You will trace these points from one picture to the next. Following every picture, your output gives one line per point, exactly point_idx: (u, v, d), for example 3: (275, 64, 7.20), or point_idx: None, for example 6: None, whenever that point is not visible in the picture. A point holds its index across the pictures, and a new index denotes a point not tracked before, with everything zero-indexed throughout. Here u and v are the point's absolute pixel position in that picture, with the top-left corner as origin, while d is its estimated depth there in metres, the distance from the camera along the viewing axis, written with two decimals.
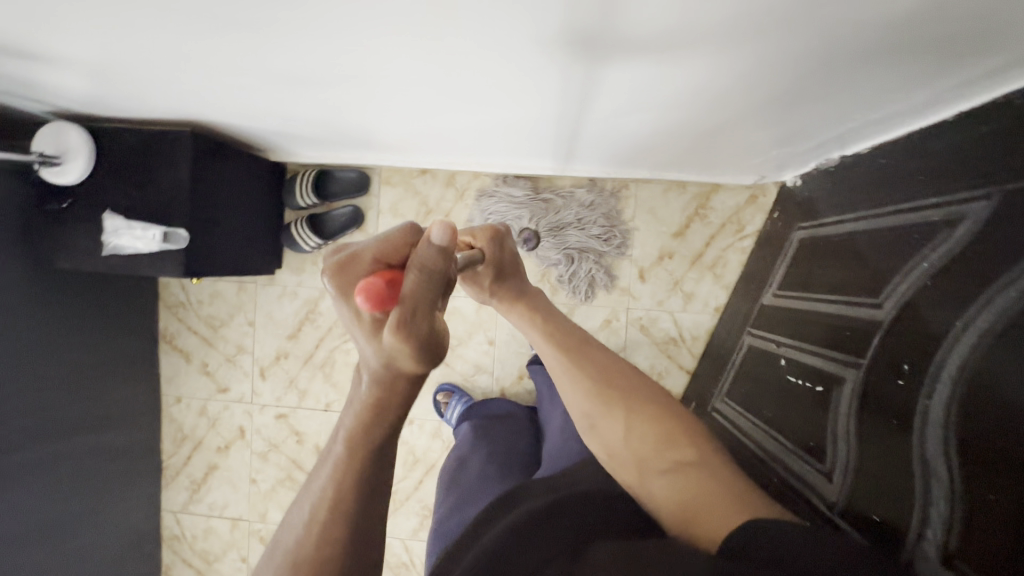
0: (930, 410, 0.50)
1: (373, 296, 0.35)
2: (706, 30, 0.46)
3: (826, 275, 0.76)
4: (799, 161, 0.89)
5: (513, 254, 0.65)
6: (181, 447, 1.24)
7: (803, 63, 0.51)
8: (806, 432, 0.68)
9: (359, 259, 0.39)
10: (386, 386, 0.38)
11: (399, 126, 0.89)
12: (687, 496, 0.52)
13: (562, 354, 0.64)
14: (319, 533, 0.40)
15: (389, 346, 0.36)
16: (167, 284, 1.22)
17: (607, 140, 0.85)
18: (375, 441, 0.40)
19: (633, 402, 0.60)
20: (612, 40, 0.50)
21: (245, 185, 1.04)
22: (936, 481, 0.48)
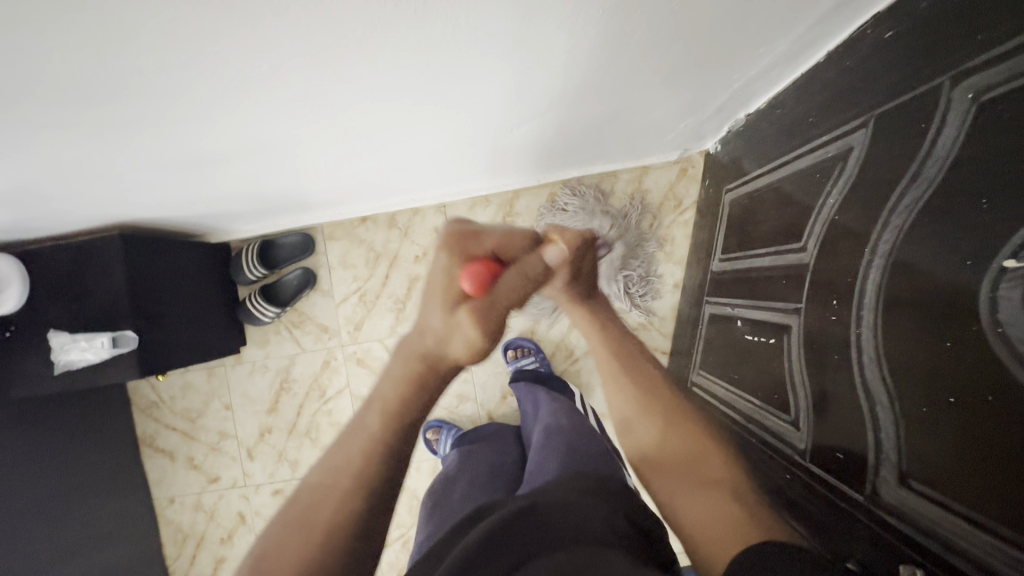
0: (862, 338, 0.51)
1: (480, 282, 0.43)
2: (557, 32, 0.49)
3: (757, 230, 0.78)
4: (712, 127, 0.92)
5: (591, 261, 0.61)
6: (184, 548, 1.20)
7: (662, 41, 0.54)
8: (769, 386, 0.69)
9: (479, 243, 0.46)
10: (431, 364, 0.46)
11: (324, 182, 0.90)
12: (699, 518, 0.47)
13: (613, 359, 0.62)
14: (336, 504, 0.43)
15: (462, 321, 0.44)
16: (136, 387, 1.21)
17: (524, 148, 0.88)
18: (410, 407, 0.46)
19: (676, 412, 0.56)
20: (480, 58, 0.53)
21: (188, 272, 1.04)
22: (879, 403, 0.49)
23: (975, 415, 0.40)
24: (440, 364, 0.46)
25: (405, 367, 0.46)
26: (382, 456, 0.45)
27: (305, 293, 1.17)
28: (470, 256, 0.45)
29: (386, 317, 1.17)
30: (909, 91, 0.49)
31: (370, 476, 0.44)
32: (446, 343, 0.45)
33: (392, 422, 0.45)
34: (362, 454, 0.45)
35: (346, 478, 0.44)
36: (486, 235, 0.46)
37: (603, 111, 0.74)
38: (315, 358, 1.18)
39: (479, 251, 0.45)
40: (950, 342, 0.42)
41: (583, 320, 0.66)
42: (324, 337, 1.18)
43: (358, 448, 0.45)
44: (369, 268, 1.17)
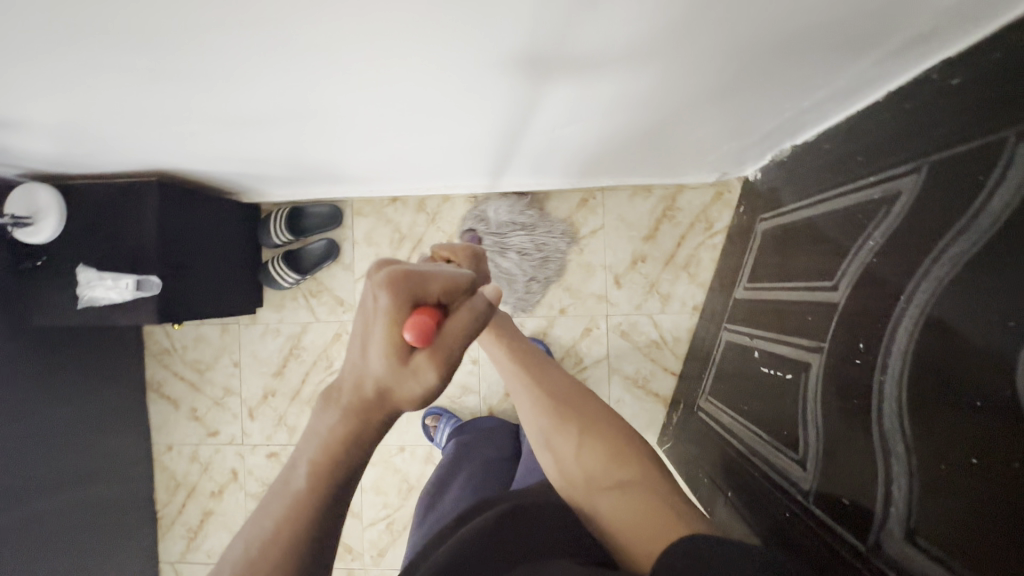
0: (885, 385, 0.50)
1: (426, 340, 0.37)
2: (615, 41, 0.49)
3: (788, 263, 0.77)
4: (755, 154, 0.92)
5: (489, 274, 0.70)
6: (175, 496, 1.23)
7: (718, 61, 0.53)
8: (778, 422, 0.68)
9: (426, 290, 0.39)
10: (365, 412, 0.41)
11: (360, 157, 0.90)
12: (622, 520, 0.50)
13: (521, 372, 0.63)
14: (270, 560, 0.40)
15: (414, 375, 0.38)
16: (151, 331, 1.23)
17: (561, 151, 0.88)
18: (341, 463, 0.42)
19: (589, 419, 0.58)
20: (532, 57, 0.53)
21: (217, 229, 1.06)
22: (894, 452, 0.48)
23: (995, 481, 0.39)
24: (376, 412, 0.41)
25: (338, 423, 0.41)
26: (316, 510, 0.42)
27: (326, 264, 1.18)
28: (418, 297, 0.39)
29: None
30: (966, 142, 0.48)
31: (301, 532, 0.41)
32: (393, 391, 0.39)
33: (321, 482, 0.42)
34: (289, 515, 0.41)
35: (272, 547, 0.41)
36: (433, 275, 0.39)
37: (648, 125, 0.74)
38: (327, 329, 1.19)
39: (424, 293, 0.39)
40: (979, 406, 0.41)
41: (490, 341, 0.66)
42: (338, 309, 1.19)
43: (281, 512, 0.42)
44: (392, 249, 1.17)
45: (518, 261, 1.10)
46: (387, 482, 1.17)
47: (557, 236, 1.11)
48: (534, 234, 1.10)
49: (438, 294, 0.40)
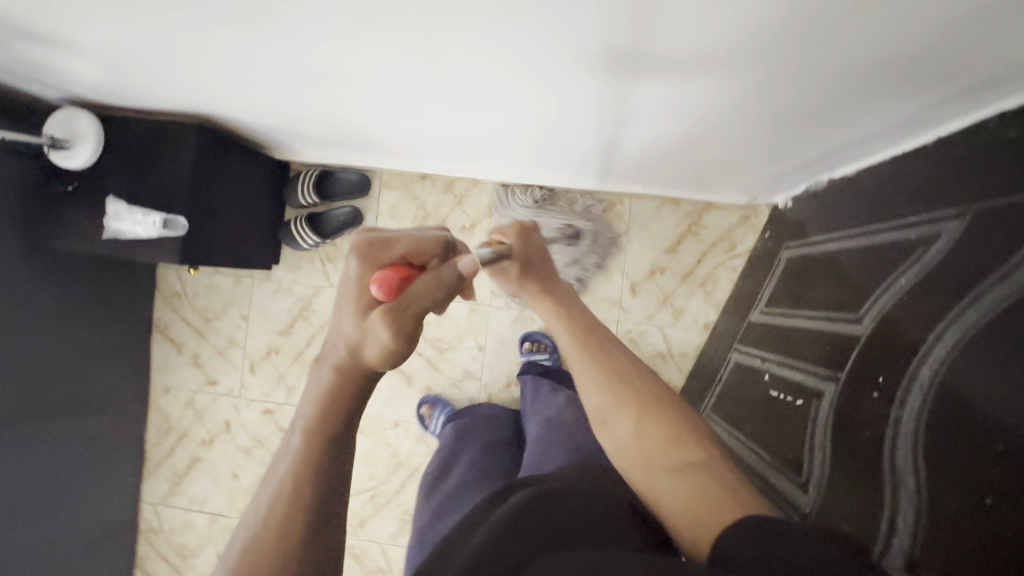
0: (901, 419, 0.51)
1: (386, 289, 0.44)
2: (720, 59, 0.51)
3: (811, 293, 0.77)
4: (788, 182, 0.93)
5: (541, 250, 0.71)
6: (166, 438, 1.23)
7: (803, 86, 0.55)
8: (782, 445, 0.68)
9: (389, 251, 0.48)
10: (347, 370, 0.45)
11: (401, 128, 0.91)
12: (679, 500, 0.51)
13: (580, 351, 0.65)
14: (287, 509, 0.41)
15: (374, 325, 0.44)
16: (164, 273, 1.23)
17: (604, 150, 0.88)
18: (338, 412, 0.44)
19: (645, 400, 0.60)
20: (633, 65, 0.55)
21: (246, 180, 1.06)
22: (903, 484, 0.49)
23: (988, 521, 0.41)
24: (359, 370, 0.45)
25: (327, 379, 0.45)
26: (320, 456, 0.43)
27: (347, 231, 1.18)
28: (385, 259, 0.48)
29: None
30: (1012, 195, 0.49)
31: (309, 483, 0.42)
32: (361, 348, 0.44)
33: (320, 432, 0.43)
34: (294, 466, 0.42)
35: (285, 499, 0.41)
36: (398, 240, 0.49)
37: (711, 139, 0.75)
38: None
39: (390, 256, 0.48)
40: (1002, 449, 0.41)
41: (549, 314, 0.69)
42: None
43: (285, 467, 0.42)
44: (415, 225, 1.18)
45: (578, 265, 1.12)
46: (377, 455, 1.17)
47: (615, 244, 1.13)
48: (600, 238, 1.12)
49: (403, 258, 0.49)
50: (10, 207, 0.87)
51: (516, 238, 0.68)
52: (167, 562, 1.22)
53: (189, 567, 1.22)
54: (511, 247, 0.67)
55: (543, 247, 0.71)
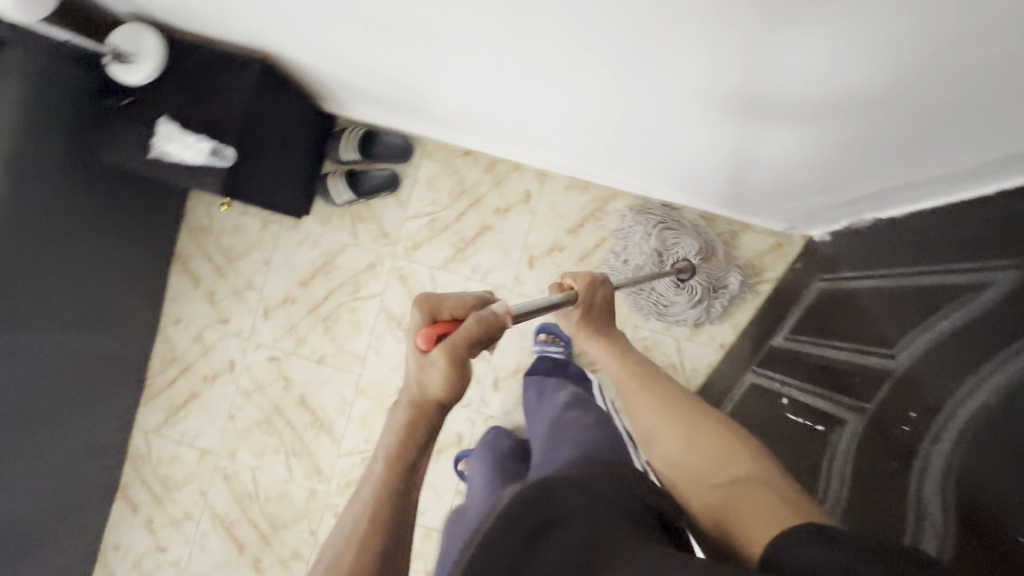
0: (933, 454, 0.50)
1: (431, 336, 0.48)
2: (825, 94, 0.57)
3: (841, 323, 0.78)
4: (830, 216, 0.94)
5: (606, 301, 0.81)
6: (169, 368, 1.23)
7: (895, 133, 0.60)
8: (800, 467, 0.70)
9: (441, 302, 0.52)
10: (416, 403, 0.48)
11: (461, 95, 0.91)
12: (723, 508, 0.51)
13: (632, 380, 0.73)
14: (370, 535, 0.44)
15: (433, 365, 0.47)
16: (194, 206, 1.23)
17: (663, 151, 0.90)
18: (414, 445, 0.47)
19: (695, 421, 0.63)
20: (746, 92, 0.62)
21: (294, 126, 1.06)
22: (929, 517, 0.47)
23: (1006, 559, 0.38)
24: (426, 405, 0.48)
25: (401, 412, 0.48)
26: (397, 491, 0.45)
27: (382, 193, 1.18)
28: (436, 311, 0.52)
29: (445, 249, 1.17)
30: None
31: (387, 508, 0.45)
32: (425, 385, 0.48)
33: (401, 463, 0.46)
34: (374, 499, 0.45)
35: (365, 523, 0.44)
36: (448, 295, 0.53)
37: (794, 173, 0.81)
38: (363, 256, 1.19)
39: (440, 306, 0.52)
40: None
41: (604, 352, 0.78)
42: (380, 241, 1.19)
43: (367, 497, 0.45)
44: (451, 199, 1.17)
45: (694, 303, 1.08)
46: (375, 419, 1.17)
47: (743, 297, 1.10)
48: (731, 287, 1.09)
49: (452, 309, 0.53)
50: (62, 112, 0.87)
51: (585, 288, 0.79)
52: (150, 490, 1.22)
53: (170, 499, 1.22)
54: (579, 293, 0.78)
55: (610, 301, 0.81)
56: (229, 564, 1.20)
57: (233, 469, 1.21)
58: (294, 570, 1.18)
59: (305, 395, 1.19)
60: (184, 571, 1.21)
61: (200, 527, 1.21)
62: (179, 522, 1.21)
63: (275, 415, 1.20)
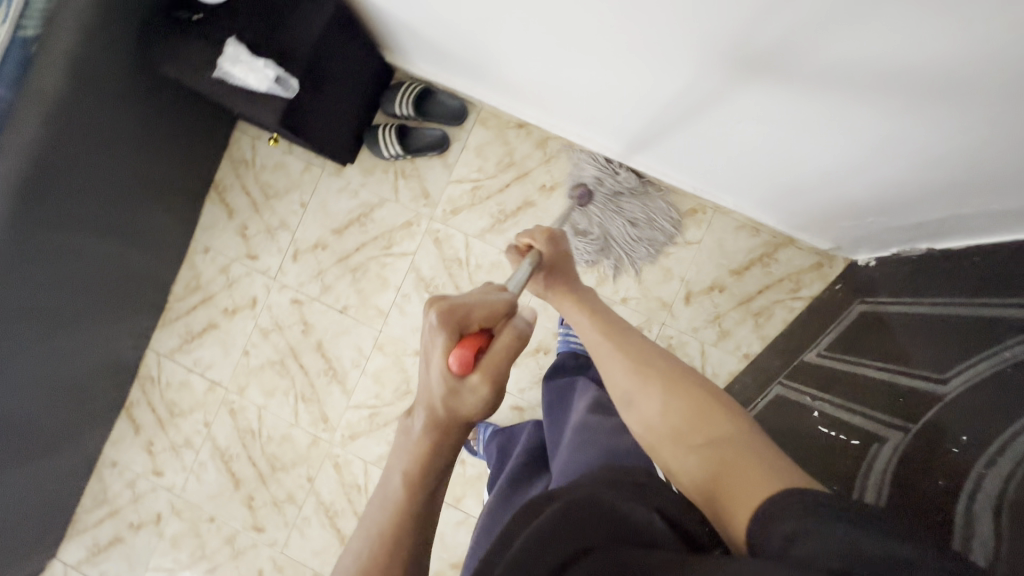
0: (986, 476, 0.49)
1: (468, 360, 0.50)
2: (853, 66, 0.61)
3: (886, 347, 0.78)
4: (880, 242, 0.93)
5: (567, 254, 0.84)
6: (191, 296, 1.23)
7: (924, 113, 0.62)
8: (826, 477, 0.69)
9: (466, 318, 0.53)
10: (442, 423, 0.51)
11: (533, 61, 0.92)
12: (709, 476, 0.52)
13: (604, 336, 0.72)
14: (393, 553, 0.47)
15: (470, 388, 0.50)
16: (239, 138, 1.22)
17: (704, 143, 0.93)
18: (436, 464, 0.50)
19: (670, 377, 0.63)
20: (779, 68, 0.67)
21: (358, 71, 1.04)
22: (977, 534, 0.46)
23: None
24: (455, 424, 0.51)
25: (426, 432, 0.51)
26: (415, 512, 0.49)
27: (429, 153, 1.16)
28: (464, 329, 0.53)
29: (484, 217, 1.16)
30: None
31: (406, 527, 0.48)
32: (457, 408, 0.50)
33: (418, 486, 0.49)
34: (392, 525, 0.48)
35: (385, 542, 0.47)
36: (474, 310, 0.54)
37: (834, 177, 0.83)
38: (401, 213, 1.18)
39: (466, 322, 0.53)
40: None
41: (574, 308, 0.79)
42: (420, 200, 1.18)
43: (385, 523, 0.48)
44: (497, 170, 1.16)
45: (622, 227, 1.11)
46: (389, 376, 1.17)
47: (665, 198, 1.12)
48: (646, 203, 1.11)
49: (478, 324, 0.54)
50: (132, 18, 0.86)
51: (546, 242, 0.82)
52: (155, 413, 1.23)
53: (173, 425, 1.22)
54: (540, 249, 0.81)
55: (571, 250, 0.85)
56: (222, 497, 1.20)
57: (240, 405, 1.22)
58: (285, 512, 1.18)
59: (322, 343, 1.18)
60: (177, 498, 1.21)
61: (199, 457, 1.21)
62: (178, 448, 1.22)
63: (289, 358, 1.20)
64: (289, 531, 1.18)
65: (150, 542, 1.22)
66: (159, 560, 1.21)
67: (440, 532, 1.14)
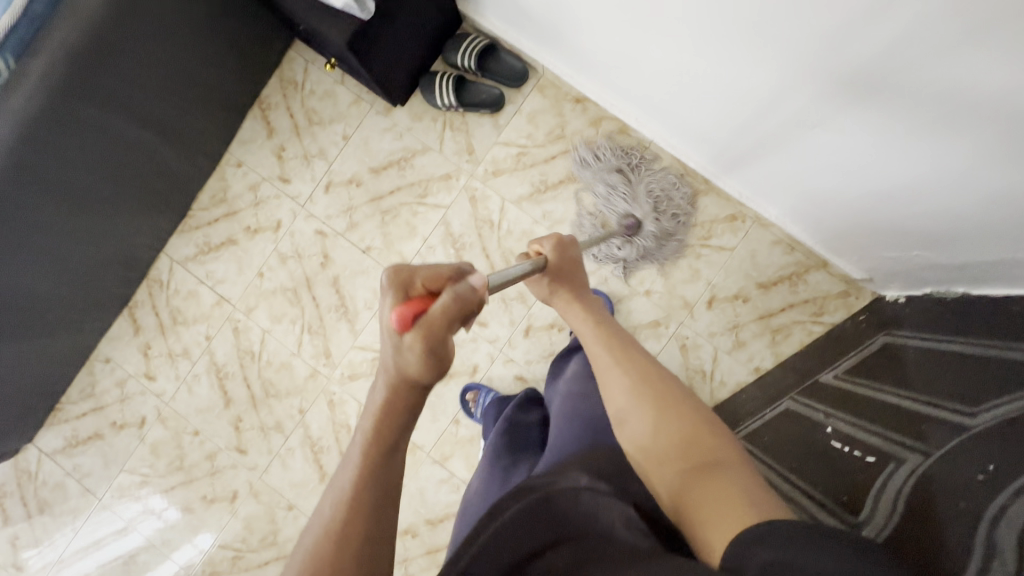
0: (1012, 504, 0.48)
1: (404, 319, 0.44)
2: (914, 89, 0.63)
3: (911, 376, 0.78)
4: (918, 278, 0.92)
5: (575, 260, 0.79)
6: (215, 208, 1.21)
7: (976, 151, 0.63)
8: (840, 486, 0.71)
9: (411, 278, 0.49)
10: (395, 388, 0.46)
11: (610, 32, 0.90)
12: (689, 501, 0.49)
13: (602, 349, 0.69)
14: (347, 540, 0.43)
15: (409, 352, 0.44)
16: (293, 58, 1.20)
17: (758, 148, 0.93)
18: (395, 429, 0.46)
19: (665, 400, 0.60)
20: (845, 79, 0.68)
21: (430, 12, 1.03)
22: (1000, 559, 0.46)
23: None
24: (406, 390, 0.46)
25: (380, 397, 0.46)
26: (376, 470, 0.46)
27: (482, 110, 1.15)
28: (407, 289, 0.48)
29: (524, 184, 1.15)
30: None
31: (362, 506, 0.44)
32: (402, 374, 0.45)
33: (381, 444, 0.46)
34: (358, 477, 0.45)
35: (336, 530, 0.44)
36: (419, 270, 0.49)
37: (878, 203, 0.84)
38: (442, 165, 1.17)
39: (411, 283, 0.49)
40: None
41: (579, 319, 0.74)
42: (463, 156, 1.16)
43: (350, 477, 0.45)
44: (546, 140, 1.15)
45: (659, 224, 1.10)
46: None
47: (666, 174, 1.11)
48: (661, 189, 1.11)
49: (425, 284, 0.49)
50: None
51: (553, 247, 0.77)
52: (158, 317, 1.21)
53: (174, 332, 1.21)
54: (546, 258, 0.76)
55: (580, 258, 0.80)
56: (211, 413, 1.19)
57: (244, 325, 1.20)
58: (271, 440, 1.17)
59: (339, 279, 1.17)
60: (165, 406, 1.20)
61: (194, 369, 1.20)
62: (175, 357, 1.20)
63: (302, 288, 1.18)
64: (272, 459, 1.17)
65: (130, 444, 1.21)
66: (136, 463, 1.20)
67: (423, 488, 1.14)
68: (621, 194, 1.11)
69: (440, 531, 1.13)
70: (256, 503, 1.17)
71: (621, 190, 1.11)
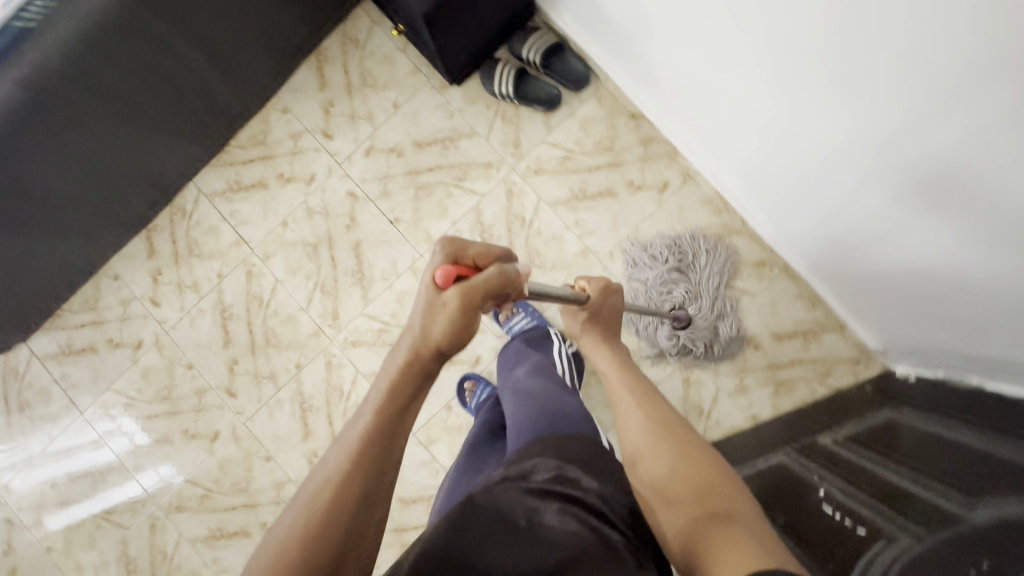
0: None
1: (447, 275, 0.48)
2: (970, 192, 0.62)
3: (911, 455, 0.78)
4: (931, 359, 0.92)
5: (615, 314, 0.80)
6: (252, 149, 1.20)
7: (1013, 264, 0.64)
8: (829, 553, 0.72)
9: (464, 249, 0.52)
10: (418, 350, 0.48)
11: (682, 56, 0.90)
12: (699, 546, 0.48)
13: (626, 390, 0.69)
14: (337, 505, 0.42)
15: (441, 308, 0.48)
16: (359, 16, 1.19)
17: (804, 201, 0.92)
18: (406, 395, 0.47)
19: (684, 447, 0.59)
20: (906, 161, 0.68)
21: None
22: None
23: None
24: (428, 351, 0.48)
25: (401, 357, 0.48)
26: (379, 434, 0.45)
27: (536, 107, 1.14)
28: (458, 257, 0.52)
29: (562, 188, 1.15)
30: None
31: (360, 474, 0.44)
32: (428, 330, 0.48)
33: (387, 412, 0.46)
34: (366, 431, 0.45)
35: (329, 493, 0.43)
36: (473, 244, 0.53)
37: (909, 286, 0.85)
38: (485, 152, 1.16)
39: (462, 253, 0.52)
40: None
41: (605, 362, 0.75)
42: (509, 148, 1.16)
43: (354, 438, 0.45)
44: (593, 149, 1.14)
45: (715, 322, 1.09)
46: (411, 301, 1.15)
47: (724, 268, 1.10)
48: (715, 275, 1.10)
49: (474, 259, 0.53)
50: None
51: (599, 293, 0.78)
52: (175, 245, 1.20)
53: (187, 263, 1.20)
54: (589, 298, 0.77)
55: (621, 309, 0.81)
56: (208, 349, 1.19)
57: (259, 270, 1.20)
58: (262, 388, 1.17)
59: (361, 244, 1.17)
60: (164, 334, 1.20)
61: (200, 303, 1.19)
62: (184, 288, 1.20)
63: (323, 245, 1.18)
64: (259, 407, 1.17)
65: (122, 363, 1.20)
66: (125, 383, 1.20)
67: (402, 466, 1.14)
68: (681, 283, 1.10)
69: (411, 511, 1.13)
70: (235, 447, 1.17)
71: (680, 286, 1.10)
